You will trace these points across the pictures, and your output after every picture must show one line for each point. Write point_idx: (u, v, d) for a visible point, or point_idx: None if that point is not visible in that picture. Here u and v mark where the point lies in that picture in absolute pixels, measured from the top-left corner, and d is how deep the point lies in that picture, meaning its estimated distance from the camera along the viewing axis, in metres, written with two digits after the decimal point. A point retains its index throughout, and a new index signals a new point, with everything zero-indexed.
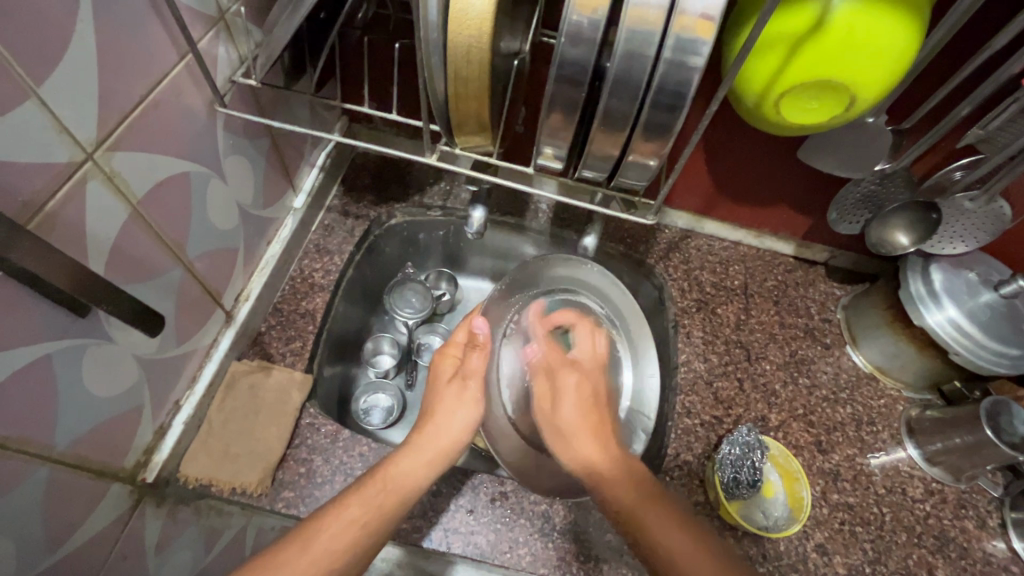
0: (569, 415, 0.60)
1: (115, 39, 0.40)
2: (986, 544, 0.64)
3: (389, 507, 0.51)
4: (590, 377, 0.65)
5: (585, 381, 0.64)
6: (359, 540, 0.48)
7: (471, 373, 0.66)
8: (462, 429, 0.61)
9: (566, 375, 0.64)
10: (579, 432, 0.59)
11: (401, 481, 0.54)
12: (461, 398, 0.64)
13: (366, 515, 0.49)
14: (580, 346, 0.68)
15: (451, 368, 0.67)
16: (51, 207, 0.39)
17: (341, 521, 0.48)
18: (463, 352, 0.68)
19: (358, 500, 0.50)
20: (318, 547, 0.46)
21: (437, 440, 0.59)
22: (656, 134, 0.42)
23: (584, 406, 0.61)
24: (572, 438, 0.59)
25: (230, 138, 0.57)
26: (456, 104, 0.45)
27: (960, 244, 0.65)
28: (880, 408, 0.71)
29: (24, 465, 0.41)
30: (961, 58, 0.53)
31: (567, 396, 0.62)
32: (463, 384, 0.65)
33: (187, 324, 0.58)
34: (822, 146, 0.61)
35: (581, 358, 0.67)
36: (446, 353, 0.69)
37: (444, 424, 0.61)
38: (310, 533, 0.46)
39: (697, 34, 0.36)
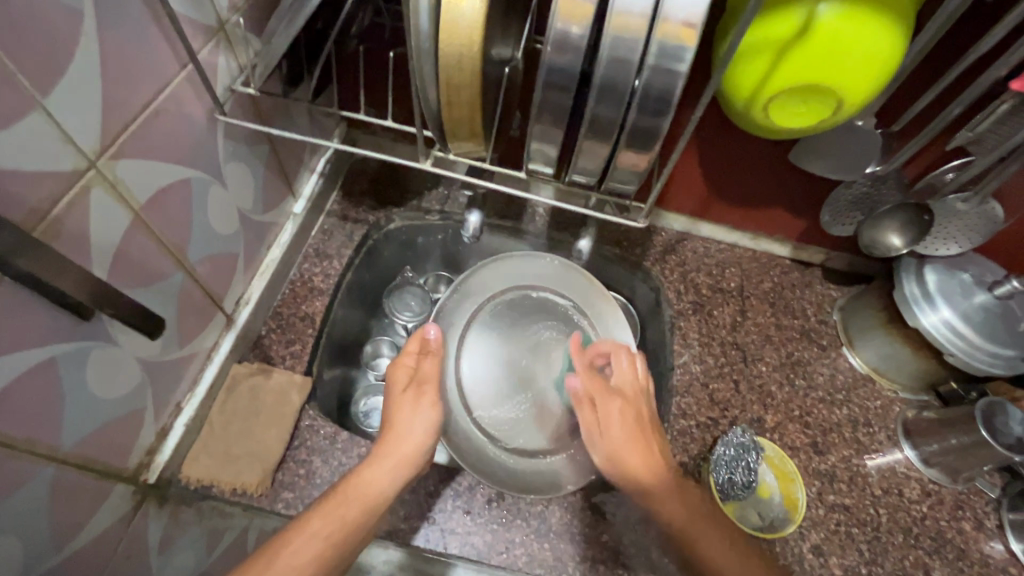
0: (617, 426, 0.58)
1: (117, 51, 0.42)
2: (984, 545, 0.64)
3: (353, 520, 0.51)
4: (634, 402, 0.61)
5: (627, 409, 0.60)
6: (323, 551, 0.48)
7: (427, 380, 0.62)
8: (426, 436, 0.59)
9: (612, 402, 0.60)
10: (625, 445, 0.57)
11: (363, 491, 0.54)
12: (419, 404, 0.60)
13: (329, 527, 0.49)
14: (618, 371, 0.64)
15: (406, 377, 0.63)
16: (56, 214, 0.40)
17: (304, 536, 0.48)
18: (417, 359, 0.63)
19: (320, 516, 0.50)
20: (285, 562, 0.45)
21: (397, 447, 0.57)
22: (643, 138, 0.43)
23: (634, 432, 0.58)
24: (622, 451, 0.57)
25: (230, 145, 0.58)
26: (448, 110, 0.46)
27: (953, 244, 0.66)
28: (877, 409, 0.72)
29: (32, 465, 0.42)
30: (950, 62, 0.53)
31: (613, 415, 0.59)
32: (419, 390, 0.61)
33: (188, 328, 0.59)
34: (812, 151, 0.62)
35: (622, 382, 0.63)
36: (400, 361, 0.63)
37: (404, 433, 0.58)
38: (277, 548, 0.46)
39: (681, 41, 0.37)
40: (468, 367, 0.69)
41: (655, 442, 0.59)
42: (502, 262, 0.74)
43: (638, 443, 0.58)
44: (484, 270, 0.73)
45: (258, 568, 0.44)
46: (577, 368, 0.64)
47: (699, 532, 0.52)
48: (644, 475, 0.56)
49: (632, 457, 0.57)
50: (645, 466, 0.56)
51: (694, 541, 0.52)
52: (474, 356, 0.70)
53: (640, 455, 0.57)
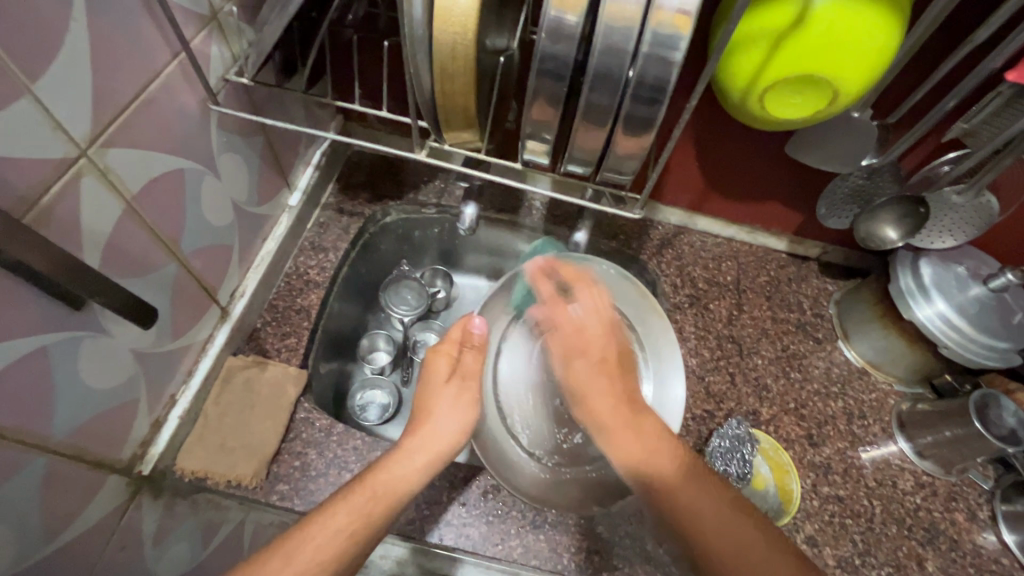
0: (585, 365, 0.57)
1: (108, 38, 0.42)
2: (977, 536, 0.64)
3: (377, 514, 0.48)
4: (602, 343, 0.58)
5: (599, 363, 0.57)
6: (344, 551, 0.45)
7: (469, 374, 0.59)
8: (455, 434, 0.56)
9: (578, 334, 0.58)
10: (615, 399, 0.54)
11: (393, 486, 0.50)
12: (457, 402, 0.57)
13: (354, 524, 0.46)
14: (584, 303, 0.60)
15: (447, 367, 0.59)
16: (47, 202, 0.40)
17: (327, 531, 0.45)
18: (460, 349, 0.60)
19: (343, 508, 0.47)
20: (301, 558, 0.43)
21: (429, 439, 0.54)
22: (637, 128, 0.43)
23: (612, 394, 0.54)
24: (592, 402, 0.55)
25: (224, 136, 0.58)
26: (443, 100, 0.46)
27: (949, 237, 0.66)
28: (871, 402, 0.72)
29: (23, 454, 0.42)
30: (946, 53, 0.53)
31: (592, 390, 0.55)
32: (465, 381, 0.59)
33: (182, 319, 0.59)
34: (806, 142, 0.61)
35: (587, 307, 0.60)
36: (440, 349, 0.60)
37: (437, 425, 0.55)
38: (296, 543, 0.44)
39: (675, 28, 0.36)
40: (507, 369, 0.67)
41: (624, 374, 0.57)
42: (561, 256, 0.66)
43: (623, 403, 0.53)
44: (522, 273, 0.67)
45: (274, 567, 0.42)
46: (564, 316, 0.59)
47: (697, 497, 0.47)
48: (630, 445, 0.51)
49: (626, 439, 0.51)
50: (641, 448, 0.51)
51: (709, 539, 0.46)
52: (515, 360, 0.67)
53: (634, 442, 0.51)
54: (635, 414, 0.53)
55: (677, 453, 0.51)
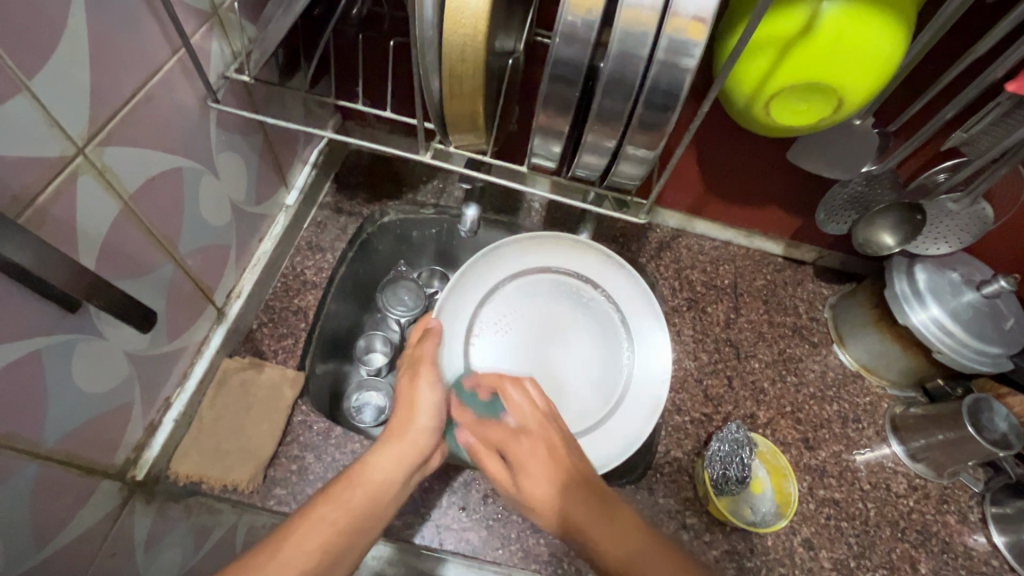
0: (523, 446, 0.53)
1: (106, 32, 0.40)
2: (967, 538, 0.65)
3: (360, 506, 0.48)
4: (540, 436, 0.54)
5: (537, 446, 0.53)
6: (330, 541, 0.45)
7: (419, 359, 0.60)
8: (434, 414, 0.57)
9: (516, 444, 0.54)
10: (552, 498, 0.49)
11: (375, 479, 0.51)
12: (419, 384, 0.58)
13: (338, 515, 0.47)
14: (513, 398, 0.58)
15: (408, 360, 0.61)
16: (42, 201, 0.39)
17: (311, 524, 0.45)
18: (418, 344, 0.63)
19: (325, 502, 0.47)
20: (289, 550, 0.43)
21: (410, 431, 0.55)
22: (648, 134, 0.43)
23: (553, 467, 0.51)
24: (527, 475, 0.51)
25: (223, 134, 0.57)
26: (451, 102, 0.45)
27: (943, 244, 0.67)
28: (866, 405, 0.73)
29: (15, 460, 0.41)
30: (948, 62, 0.54)
31: (526, 466, 0.52)
32: (415, 373, 0.59)
33: (178, 321, 0.58)
34: (812, 149, 0.62)
35: (523, 410, 0.57)
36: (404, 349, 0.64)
37: (410, 418, 0.56)
38: (282, 537, 0.44)
39: (690, 35, 0.36)
40: (481, 352, 0.68)
41: (580, 471, 0.51)
42: (523, 244, 0.70)
43: (557, 476, 0.50)
44: (503, 250, 0.70)
45: (260, 560, 0.41)
46: (466, 416, 0.59)
47: (638, 555, 0.44)
48: (569, 518, 0.48)
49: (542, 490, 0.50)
50: (572, 505, 0.48)
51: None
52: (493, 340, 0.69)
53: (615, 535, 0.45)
54: (601, 498, 0.48)
55: (610, 505, 0.48)
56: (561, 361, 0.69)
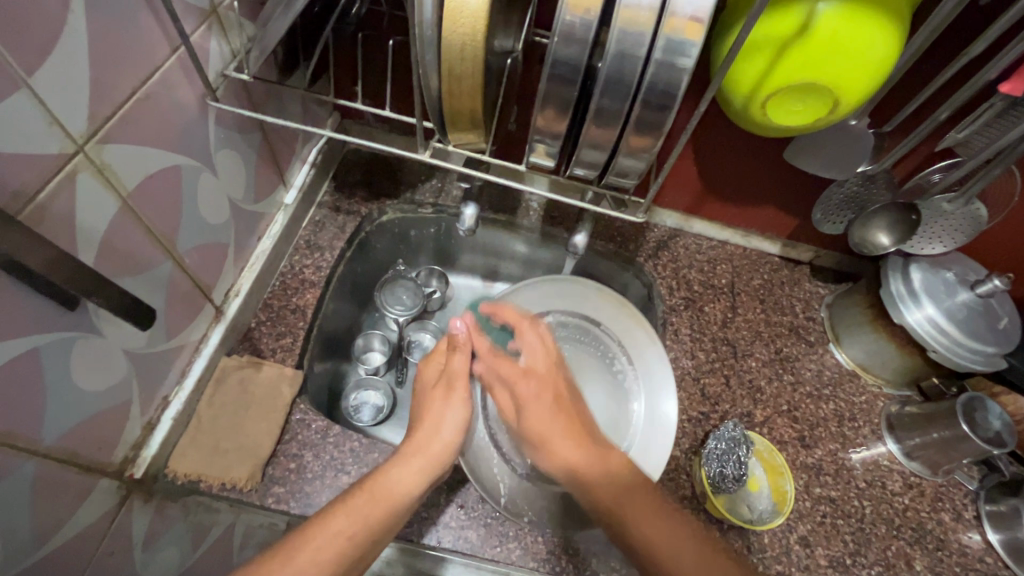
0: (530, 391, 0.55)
1: (107, 30, 0.40)
2: (962, 536, 0.66)
3: (377, 518, 0.47)
4: (549, 380, 0.57)
5: (545, 390, 0.55)
6: (344, 553, 0.44)
7: (456, 375, 0.59)
8: (457, 434, 0.56)
9: (523, 384, 0.56)
10: (553, 434, 0.52)
11: (392, 491, 0.50)
12: (449, 401, 0.57)
13: (355, 526, 0.46)
14: (529, 340, 0.60)
15: (436, 374, 0.61)
16: (42, 198, 0.39)
17: (327, 534, 0.45)
18: (448, 355, 0.61)
19: (344, 511, 0.46)
20: (303, 560, 0.43)
21: (427, 444, 0.54)
22: (646, 133, 0.43)
23: (558, 409, 0.54)
24: (530, 413, 0.54)
25: (221, 132, 0.57)
26: (450, 101, 0.45)
27: (938, 244, 0.68)
28: (862, 404, 0.73)
29: (14, 458, 0.41)
30: (943, 63, 0.54)
31: (527, 406, 0.55)
32: (449, 386, 0.58)
33: (177, 320, 0.58)
34: (809, 150, 0.62)
35: (531, 348, 0.59)
36: (431, 358, 0.62)
37: (430, 433, 0.55)
38: (296, 545, 0.44)
39: (687, 35, 0.37)
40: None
41: (585, 421, 0.55)
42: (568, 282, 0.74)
43: (565, 420, 0.53)
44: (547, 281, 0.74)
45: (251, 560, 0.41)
46: (482, 343, 0.60)
47: (629, 496, 0.49)
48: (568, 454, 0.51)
49: (568, 452, 0.51)
50: (569, 448, 0.52)
51: (626, 514, 0.48)
52: None
53: (597, 457, 0.51)
54: (609, 458, 0.51)
55: (629, 472, 0.51)
56: None
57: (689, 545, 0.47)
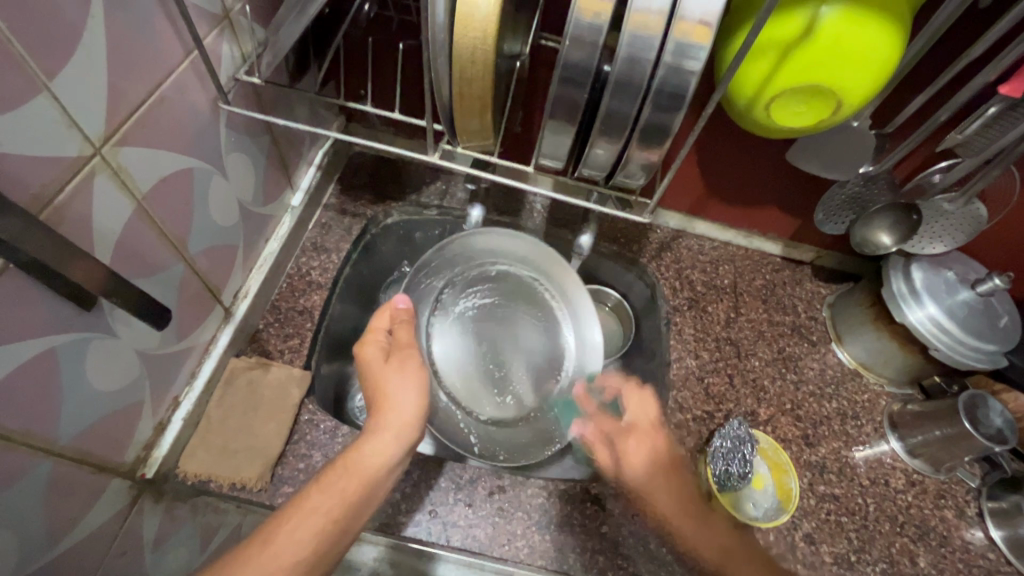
0: (642, 462, 0.60)
1: (123, 34, 0.41)
2: (964, 532, 0.67)
3: (353, 492, 0.48)
4: (647, 437, 0.62)
5: (651, 453, 0.61)
6: (323, 530, 0.45)
7: (407, 347, 0.58)
8: (419, 402, 0.54)
9: (630, 445, 0.62)
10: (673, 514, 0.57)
11: (366, 464, 0.50)
12: (405, 371, 0.56)
13: (331, 503, 0.46)
14: (630, 408, 0.64)
15: (381, 351, 0.57)
16: (61, 200, 0.39)
17: (303, 513, 0.45)
18: (387, 333, 0.59)
19: (319, 491, 0.47)
20: (282, 541, 0.43)
21: (394, 416, 0.53)
22: (654, 135, 0.44)
23: (665, 472, 0.59)
24: (634, 474, 0.60)
25: (232, 135, 0.57)
26: (460, 103, 0.46)
27: (939, 243, 0.69)
28: (864, 402, 0.74)
29: (30, 457, 0.41)
30: (942, 66, 0.55)
31: (655, 490, 0.58)
32: (403, 358, 0.57)
33: (187, 321, 0.58)
34: (810, 150, 0.63)
35: (636, 416, 0.64)
36: (367, 340, 0.58)
37: (394, 404, 0.54)
38: (274, 527, 0.44)
39: (695, 39, 0.37)
40: (441, 350, 0.73)
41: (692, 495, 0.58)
42: (486, 238, 0.74)
43: (670, 483, 0.58)
44: (474, 238, 0.73)
45: (263, 559, 0.42)
46: (604, 452, 0.65)
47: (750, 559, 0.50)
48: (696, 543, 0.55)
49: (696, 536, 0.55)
50: (670, 500, 0.58)
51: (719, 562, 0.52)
52: (448, 338, 0.73)
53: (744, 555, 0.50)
54: (728, 547, 0.53)
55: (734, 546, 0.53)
56: (511, 350, 0.75)
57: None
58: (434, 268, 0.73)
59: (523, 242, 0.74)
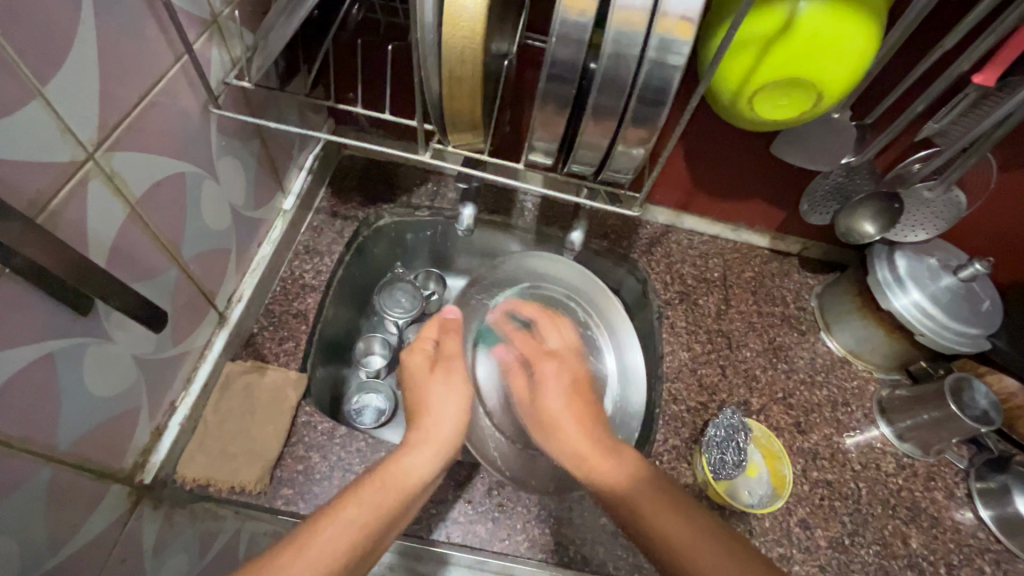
0: (551, 376, 0.69)
1: (113, 40, 0.41)
2: (955, 513, 0.68)
3: (390, 506, 0.49)
4: (567, 363, 0.71)
5: (562, 371, 0.70)
6: (359, 539, 0.45)
7: (452, 357, 0.64)
8: (459, 418, 0.59)
9: (546, 364, 0.71)
10: (564, 421, 0.64)
11: (404, 479, 0.51)
12: (449, 382, 0.62)
13: (368, 515, 0.47)
14: (552, 340, 0.75)
15: (427, 360, 0.63)
16: (54, 205, 0.39)
17: (340, 522, 0.45)
18: (436, 343, 0.66)
19: (355, 501, 0.47)
20: (318, 546, 0.43)
21: (433, 425, 0.58)
22: (641, 128, 0.45)
23: (572, 396, 0.67)
24: (562, 422, 0.63)
25: (224, 140, 0.58)
26: (450, 103, 0.47)
27: (920, 231, 0.70)
28: (854, 389, 0.75)
29: (29, 464, 0.41)
30: (918, 56, 0.57)
31: (548, 383, 0.69)
32: (447, 367, 0.63)
33: (182, 325, 0.58)
34: (793, 143, 0.64)
35: (557, 350, 0.73)
36: (416, 346, 0.65)
37: (436, 415, 0.58)
38: (309, 533, 0.44)
39: (678, 34, 0.38)
40: (483, 366, 0.73)
41: (598, 422, 0.64)
42: (531, 262, 0.79)
43: (583, 427, 0.63)
44: (516, 262, 0.79)
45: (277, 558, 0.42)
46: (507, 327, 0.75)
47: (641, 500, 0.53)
48: (600, 466, 0.57)
49: (577, 443, 0.61)
50: (586, 446, 0.60)
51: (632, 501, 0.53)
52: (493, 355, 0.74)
53: (616, 467, 0.56)
54: (635, 470, 0.56)
55: (641, 470, 0.56)
56: None
57: (679, 523, 0.51)
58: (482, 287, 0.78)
59: (563, 266, 0.79)
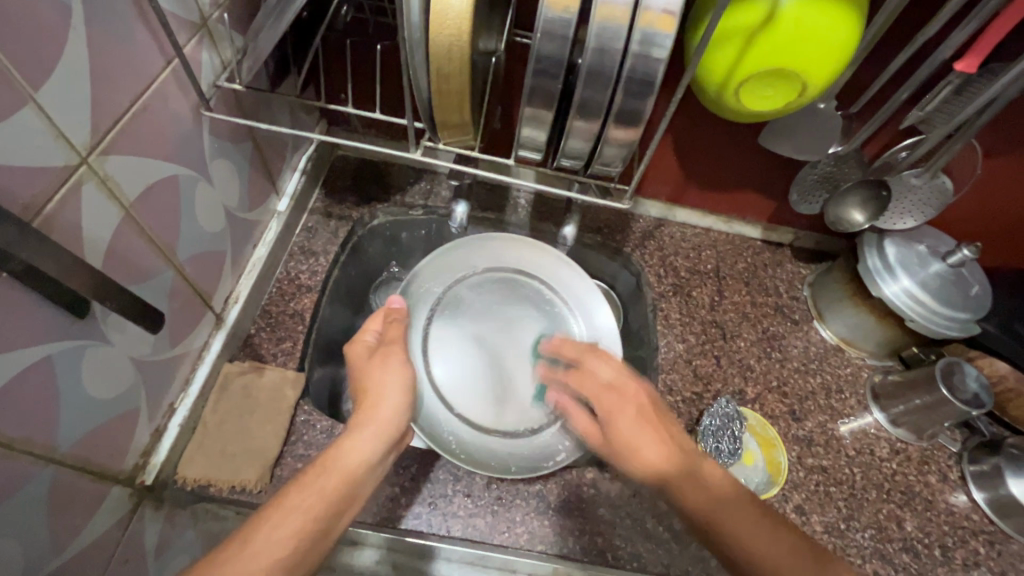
0: (620, 420, 0.52)
1: (103, 45, 0.42)
2: (949, 496, 0.69)
3: (334, 491, 0.47)
4: (629, 395, 0.54)
5: (627, 405, 0.53)
6: (303, 530, 0.44)
7: (393, 343, 0.59)
8: (403, 395, 0.55)
9: (608, 405, 0.53)
10: (644, 459, 0.49)
11: (347, 464, 0.50)
12: (388, 365, 0.57)
13: (311, 503, 0.45)
14: (603, 372, 0.56)
15: (368, 350, 0.58)
16: (49, 210, 0.40)
17: (283, 512, 0.44)
18: (378, 332, 0.60)
19: (298, 490, 0.46)
20: (260, 540, 0.42)
21: (376, 411, 0.54)
22: (627, 121, 0.45)
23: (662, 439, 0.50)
24: (621, 435, 0.51)
25: (216, 142, 0.58)
26: (439, 100, 0.47)
27: (908, 219, 0.71)
28: (847, 376, 0.76)
29: (31, 466, 0.41)
30: (901, 45, 0.58)
31: (619, 426, 0.52)
32: (387, 352, 0.58)
33: (179, 327, 0.59)
34: (782, 133, 0.65)
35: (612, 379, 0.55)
36: (357, 338, 0.59)
37: (378, 397, 0.55)
38: (253, 526, 0.43)
39: (660, 28, 0.39)
40: (440, 363, 0.67)
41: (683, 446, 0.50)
42: (486, 243, 0.73)
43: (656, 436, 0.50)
44: (469, 246, 0.73)
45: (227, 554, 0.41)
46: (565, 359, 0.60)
47: (723, 514, 0.45)
48: (681, 488, 0.47)
49: (660, 468, 0.49)
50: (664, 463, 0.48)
51: (682, 493, 0.47)
52: (447, 349, 0.68)
53: (695, 485, 0.47)
54: (703, 477, 0.48)
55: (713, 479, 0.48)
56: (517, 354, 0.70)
57: (764, 540, 0.44)
58: (433, 270, 0.71)
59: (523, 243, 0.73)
